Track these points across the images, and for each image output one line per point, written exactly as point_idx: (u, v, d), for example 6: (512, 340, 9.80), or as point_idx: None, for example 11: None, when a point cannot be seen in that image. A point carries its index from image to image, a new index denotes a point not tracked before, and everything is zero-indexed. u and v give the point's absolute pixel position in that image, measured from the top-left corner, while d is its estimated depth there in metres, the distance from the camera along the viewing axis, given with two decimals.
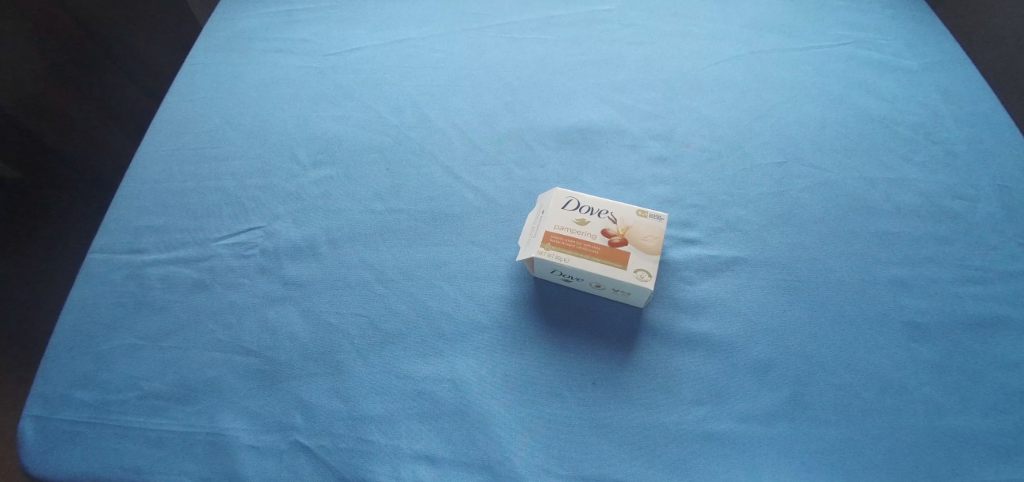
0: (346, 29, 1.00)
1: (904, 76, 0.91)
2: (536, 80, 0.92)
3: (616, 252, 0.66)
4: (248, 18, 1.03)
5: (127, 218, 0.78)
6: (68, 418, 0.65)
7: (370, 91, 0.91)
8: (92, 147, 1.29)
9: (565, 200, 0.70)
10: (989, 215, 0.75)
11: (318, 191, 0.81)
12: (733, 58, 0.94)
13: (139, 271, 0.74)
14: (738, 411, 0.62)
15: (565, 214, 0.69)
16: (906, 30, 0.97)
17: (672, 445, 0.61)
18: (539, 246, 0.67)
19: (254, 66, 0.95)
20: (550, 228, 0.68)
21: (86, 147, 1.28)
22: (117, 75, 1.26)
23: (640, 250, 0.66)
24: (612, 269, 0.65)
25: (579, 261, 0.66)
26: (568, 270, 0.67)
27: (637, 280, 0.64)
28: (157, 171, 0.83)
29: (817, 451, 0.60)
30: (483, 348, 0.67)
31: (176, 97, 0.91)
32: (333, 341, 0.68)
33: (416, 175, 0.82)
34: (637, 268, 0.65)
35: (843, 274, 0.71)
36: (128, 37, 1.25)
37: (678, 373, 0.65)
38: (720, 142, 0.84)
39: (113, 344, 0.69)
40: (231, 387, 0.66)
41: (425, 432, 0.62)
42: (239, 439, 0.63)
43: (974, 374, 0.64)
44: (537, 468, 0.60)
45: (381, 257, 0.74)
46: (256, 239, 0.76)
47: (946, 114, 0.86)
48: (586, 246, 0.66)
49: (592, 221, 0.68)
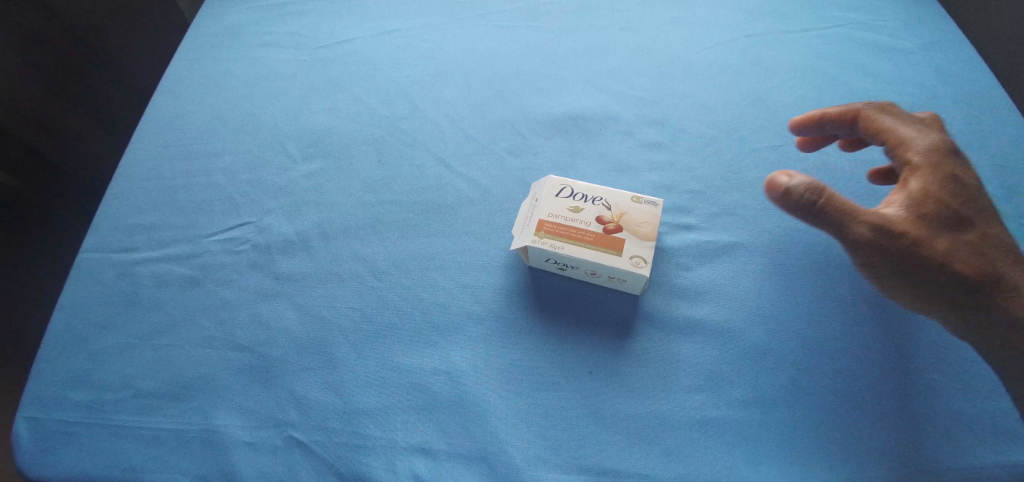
0: (334, 21, 0.98)
1: (899, 57, 0.89)
2: (527, 69, 0.91)
3: (611, 239, 0.65)
4: (234, 12, 1.01)
5: (116, 215, 0.77)
6: (59, 418, 0.64)
7: (360, 83, 0.90)
8: (87, 163, 1.20)
9: (557, 187, 0.70)
10: (988, 195, 0.74)
11: (308, 185, 0.80)
12: (728, 42, 0.93)
13: (129, 269, 0.73)
14: (737, 397, 0.62)
15: (557, 201, 0.68)
16: (901, 11, 0.95)
17: (670, 433, 0.60)
18: (532, 235, 0.66)
19: (241, 60, 0.94)
20: (542, 216, 0.68)
21: (81, 158, 1.19)
22: (103, 82, 1.16)
23: (636, 237, 0.65)
24: (607, 256, 0.64)
25: (572, 248, 0.65)
26: (561, 258, 0.66)
27: (633, 268, 0.63)
28: (147, 168, 0.82)
29: (818, 436, 0.60)
30: (477, 339, 0.66)
31: (164, 93, 0.90)
32: (326, 335, 0.67)
33: (408, 167, 0.81)
34: (632, 255, 0.64)
35: (841, 257, 0.70)
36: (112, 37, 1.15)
37: (676, 360, 0.64)
38: (714, 126, 0.83)
39: (104, 343, 0.68)
40: (225, 384, 0.65)
41: (419, 425, 0.62)
42: (234, 436, 0.62)
43: (974, 355, 0.63)
44: (534, 460, 0.59)
45: (372, 250, 0.73)
46: (248, 234, 0.75)
47: (944, 94, 0.85)
48: (580, 234, 0.66)
49: (586, 208, 0.67)
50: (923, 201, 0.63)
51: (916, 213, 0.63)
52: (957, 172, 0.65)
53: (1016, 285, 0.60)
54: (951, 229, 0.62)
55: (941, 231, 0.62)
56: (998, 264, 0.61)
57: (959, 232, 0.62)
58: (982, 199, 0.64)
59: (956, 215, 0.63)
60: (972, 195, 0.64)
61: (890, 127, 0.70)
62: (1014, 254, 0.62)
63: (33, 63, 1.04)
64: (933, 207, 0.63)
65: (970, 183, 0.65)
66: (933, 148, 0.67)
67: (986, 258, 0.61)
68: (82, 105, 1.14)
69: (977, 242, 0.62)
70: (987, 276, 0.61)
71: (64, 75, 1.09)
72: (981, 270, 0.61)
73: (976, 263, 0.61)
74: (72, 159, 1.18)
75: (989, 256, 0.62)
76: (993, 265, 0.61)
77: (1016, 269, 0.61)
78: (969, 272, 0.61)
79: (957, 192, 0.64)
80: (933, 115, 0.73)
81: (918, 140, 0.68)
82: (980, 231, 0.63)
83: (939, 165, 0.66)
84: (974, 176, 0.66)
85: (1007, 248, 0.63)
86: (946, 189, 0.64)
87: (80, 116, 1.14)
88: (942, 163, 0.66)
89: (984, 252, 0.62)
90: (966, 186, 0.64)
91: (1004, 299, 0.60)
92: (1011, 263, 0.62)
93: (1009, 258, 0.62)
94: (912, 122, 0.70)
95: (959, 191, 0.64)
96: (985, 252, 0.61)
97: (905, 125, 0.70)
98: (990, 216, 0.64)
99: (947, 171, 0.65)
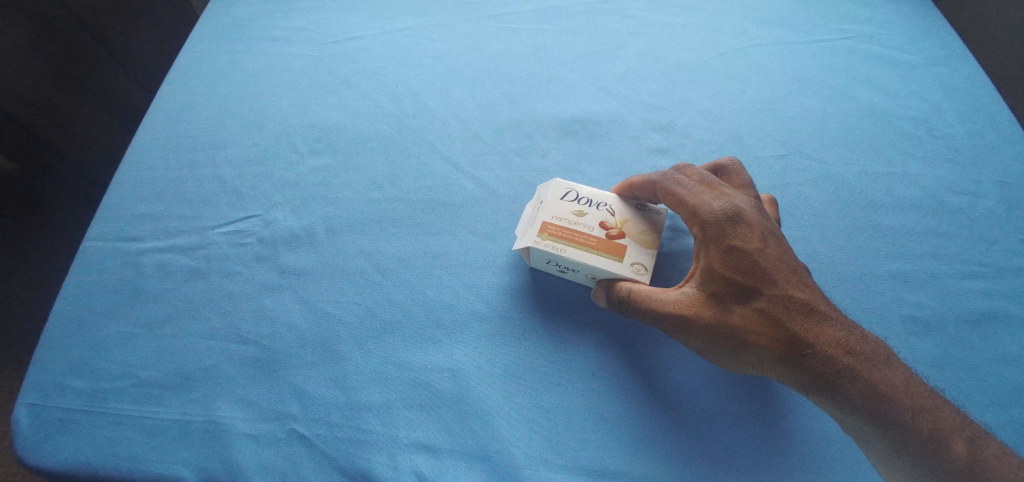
0: (344, 18, 0.98)
1: (905, 71, 0.90)
2: (536, 72, 0.91)
3: (614, 245, 0.66)
4: (244, 4, 1.01)
5: (122, 205, 0.77)
6: (61, 406, 0.64)
7: (368, 80, 0.90)
8: (91, 149, 1.19)
9: (561, 190, 0.70)
10: (989, 211, 0.75)
11: (316, 180, 0.80)
12: (735, 51, 0.93)
13: (134, 259, 0.73)
14: (738, 403, 0.62)
15: (562, 204, 0.69)
16: (908, 25, 0.96)
17: (669, 438, 0.61)
18: (535, 236, 0.66)
19: (251, 53, 0.94)
20: (546, 218, 0.68)
21: (82, 145, 1.17)
22: (114, 73, 1.14)
23: (638, 244, 0.66)
24: (609, 262, 0.65)
25: (574, 252, 0.65)
26: (562, 261, 0.66)
27: (633, 274, 0.64)
28: (154, 159, 0.82)
29: (818, 444, 0.60)
30: (482, 338, 0.66)
31: (171, 84, 0.90)
32: (330, 331, 0.67)
33: (414, 165, 0.81)
34: (633, 261, 0.65)
35: (843, 268, 0.71)
36: (124, 30, 1.11)
37: (678, 365, 0.65)
38: (720, 134, 0.84)
39: (108, 332, 0.68)
40: (228, 375, 0.65)
41: (422, 422, 0.62)
42: (236, 428, 0.62)
43: (971, 367, 0.64)
44: (536, 460, 0.60)
45: (378, 246, 0.74)
46: (254, 228, 0.76)
47: (948, 109, 0.85)
48: (583, 238, 0.66)
49: (590, 213, 0.68)
50: (709, 279, 0.61)
51: (709, 292, 0.61)
52: (737, 242, 0.61)
53: (841, 359, 0.56)
54: (735, 302, 0.60)
55: (729, 307, 0.60)
56: (802, 329, 0.58)
57: (736, 304, 0.60)
58: (757, 264, 0.60)
59: (738, 286, 0.60)
60: (749, 263, 0.60)
61: (674, 194, 0.65)
62: (830, 320, 0.58)
63: (42, 55, 1.03)
64: (716, 286, 0.60)
65: (749, 250, 0.60)
66: (709, 219, 0.62)
67: (787, 330, 0.58)
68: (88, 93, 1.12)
69: (774, 312, 0.58)
70: (785, 339, 0.58)
71: (72, 67, 1.07)
72: (776, 338, 0.58)
73: (773, 333, 0.58)
74: (77, 145, 1.16)
75: (785, 326, 0.58)
76: (800, 330, 0.58)
77: (829, 336, 0.57)
78: (773, 343, 0.58)
79: (735, 263, 0.60)
80: (743, 172, 0.69)
81: (702, 206, 0.63)
82: (763, 301, 0.59)
83: (722, 237, 0.61)
84: (759, 239, 0.61)
85: (816, 313, 0.58)
86: (724, 262, 0.60)
87: (85, 106, 1.13)
88: (720, 235, 0.61)
89: (782, 326, 0.58)
90: (745, 255, 0.60)
91: (817, 369, 0.57)
92: (837, 333, 0.57)
93: (823, 323, 0.58)
94: (700, 187, 0.65)
95: (737, 261, 0.60)
96: (778, 320, 0.58)
97: (684, 192, 0.64)
98: (785, 282, 0.59)
99: (726, 245, 0.61)
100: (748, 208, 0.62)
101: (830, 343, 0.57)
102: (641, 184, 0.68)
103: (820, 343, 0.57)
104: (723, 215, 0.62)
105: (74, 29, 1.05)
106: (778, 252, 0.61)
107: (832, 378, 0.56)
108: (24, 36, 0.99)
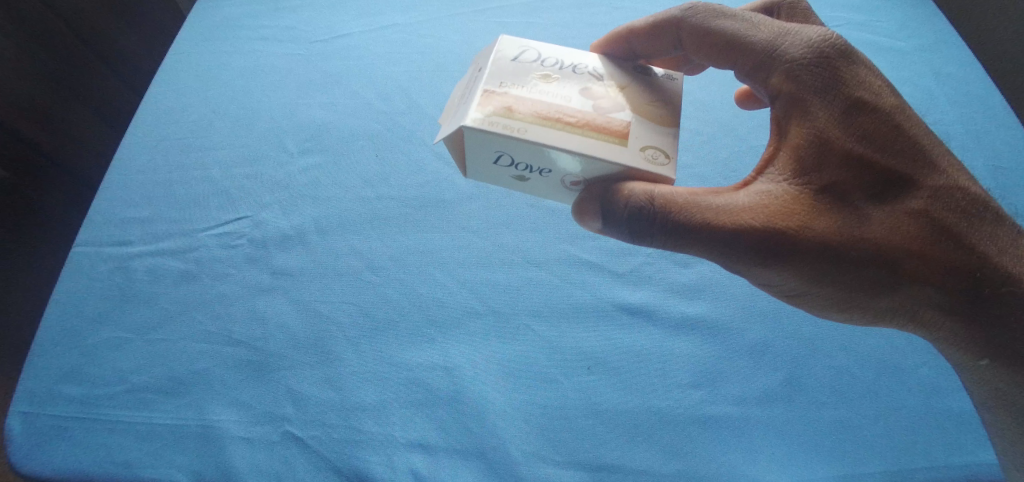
0: (333, 16, 0.97)
1: (896, 57, 0.90)
2: None
3: (609, 124, 0.51)
4: (231, 5, 0.99)
5: (111, 209, 0.76)
6: (54, 414, 0.63)
7: (358, 78, 0.89)
8: (96, 157, 1.14)
9: (516, 59, 0.56)
10: None
11: (306, 180, 0.79)
12: None
13: (124, 263, 0.72)
14: (733, 394, 0.62)
15: (518, 69, 0.55)
16: (899, 11, 0.96)
17: (665, 431, 0.61)
18: (481, 109, 0.50)
19: (238, 54, 0.93)
20: (498, 88, 0.52)
21: (91, 159, 1.14)
22: (105, 73, 1.11)
23: (643, 118, 0.52)
24: (610, 146, 0.50)
25: (551, 131, 0.50)
26: (531, 150, 0.50)
27: (647, 161, 0.49)
28: (142, 162, 0.81)
29: (813, 430, 0.61)
30: (477, 336, 0.66)
31: (156, 86, 0.88)
32: (323, 330, 0.67)
33: (406, 162, 0.80)
34: (646, 146, 0.50)
35: None
36: (117, 31, 1.10)
37: (671, 356, 0.65)
38: (712, 124, 0.83)
39: (100, 339, 0.67)
40: (222, 379, 0.65)
41: (416, 421, 0.61)
42: (230, 432, 0.62)
43: None
44: (532, 456, 0.60)
45: (370, 245, 0.73)
46: (244, 229, 0.75)
47: (939, 95, 0.85)
48: (561, 113, 0.51)
49: (559, 79, 0.54)
50: (830, 162, 0.50)
51: (831, 181, 0.49)
52: (857, 96, 0.51)
53: (1022, 272, 0.49)
54: (857, 189, 0.50)
55: (852, 197, 0.50)
56: (972, 238, 0.49)
57: (871, 201, 0.50)
58: (897, 145, 0.51)
59: (867, 167, 0.50)
60: (875, 129, 0.50)
61: (736, 34, 0.55)
62: (991, 215, 0.51)
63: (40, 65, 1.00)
64: (838, 170, 0.50)
65: (882, 120, 0.51)
66: (806, 63, 0.52)
67: (946, 229, 0.49)
68: (84, 98, 1.09)
69: (916, 202, 0.50)
70: (946, 252, 0.49)
71: (69, 73, 1.05)
72: (934, 246, 0.49)
73: (927, 238, 0.49)
74: (88, 155, 1.13)
75: (942, 224, 0.49)
76: (963, 230, 0.49)
77: (1002, 248, 0.50)
78: (928, 251, 0.49)
79: (865, 139, 0.50)
80: (810, 16, 0.64)
81: (786, 46, 0.53)
82: (912, 198, 0.50)
83: (833, 89, 0.51)
84: (891, 104, 0.52)
85: (977, 215, 0.50)
86: (847, 135, 0.50)
87: (91, 114, 1.11)
88: (837, 92, 0.51)
89: (930, 222, 0.49)
90: (877, 128, 0.51)
91: (987, 293, 0.49)
92: (1000, 230, 0.51)
93: (991, 231, 0.50)
94: (769, 22, 0.55)
95: (868, 136, 0.50)
96: (933, 219, 0.49)
97: (748, 30, 0.55)
98: (932, 165, 0.51)
99: (841, 101, 0.51)
100: (854, 46, 0.53)
101: (1004, 259, 0.49)
102: (652, 29, 0.59)
103: (994, 258, 0.49)
104: (824, 55, 0.52)
105: (65, 34, 1.02)
106: (908, 117, 0.52)
107: (1008, 304, 0.49)
108: (21, 49, 0.96)
